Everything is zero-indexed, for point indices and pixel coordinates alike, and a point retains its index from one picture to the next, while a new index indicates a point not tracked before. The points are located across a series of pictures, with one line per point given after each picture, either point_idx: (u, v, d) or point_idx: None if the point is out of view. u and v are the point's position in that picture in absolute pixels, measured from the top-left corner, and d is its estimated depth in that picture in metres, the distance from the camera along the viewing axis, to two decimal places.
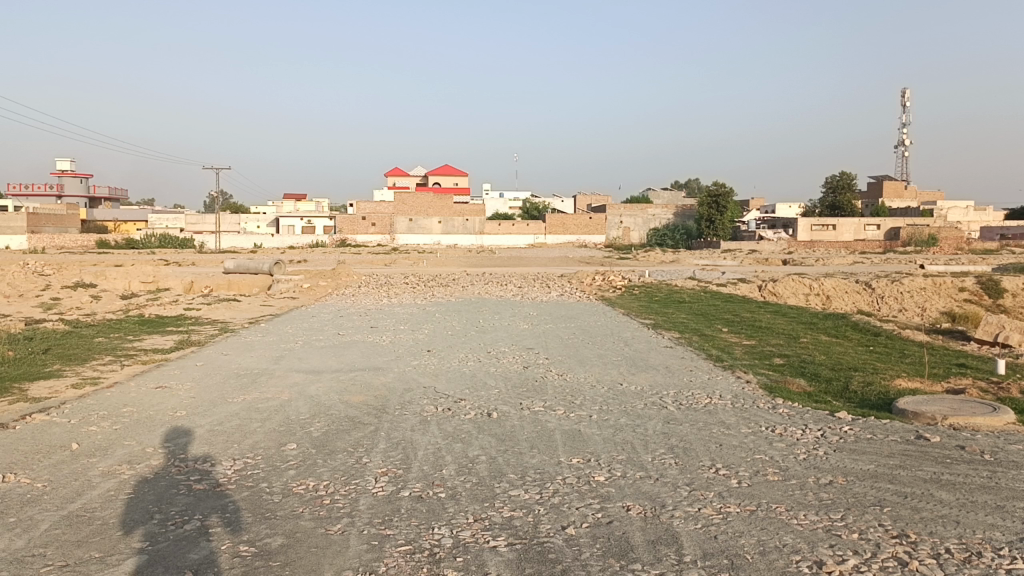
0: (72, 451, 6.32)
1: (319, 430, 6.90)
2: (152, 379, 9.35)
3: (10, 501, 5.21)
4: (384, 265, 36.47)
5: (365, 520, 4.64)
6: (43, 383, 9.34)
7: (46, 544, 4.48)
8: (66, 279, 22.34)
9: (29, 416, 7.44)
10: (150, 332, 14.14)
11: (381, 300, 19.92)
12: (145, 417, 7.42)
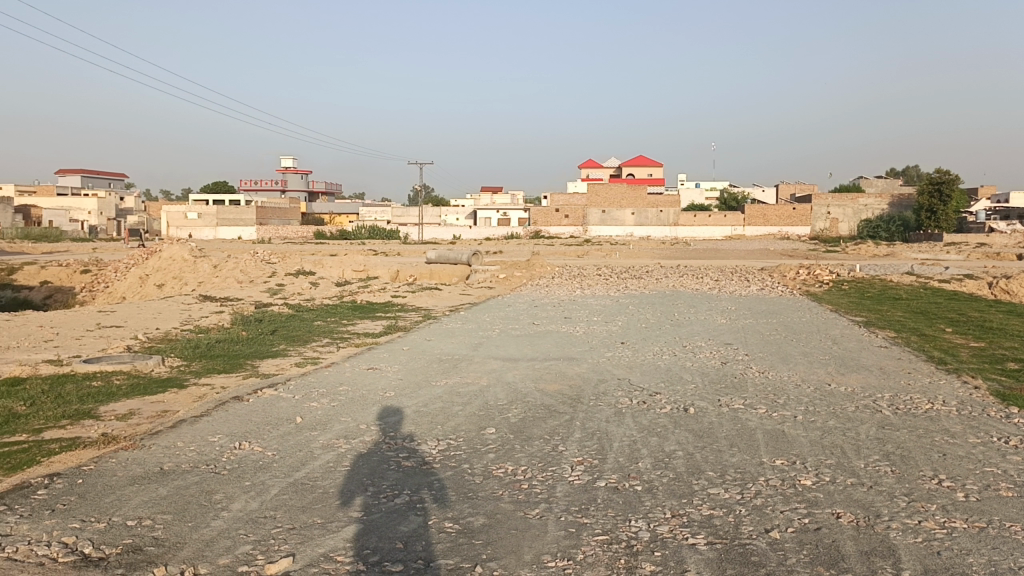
0: (296, 424, 6.92)
1: (517, 415, 7.09)
2: (364, 360, 10.02)
3: (246, 466, 5.80)
4: (578, 257, 36.84)
5: (562, 507, 4.71)
6: (272, 361, 10.30)
7: (276, 507, 4.93)
8: (289, 267, 24.48)
9: (260, 390, 8.24)
10: (362, 316, 15.16)
11: (576, 291, 20.08)
12: (358, 396, 7.96)
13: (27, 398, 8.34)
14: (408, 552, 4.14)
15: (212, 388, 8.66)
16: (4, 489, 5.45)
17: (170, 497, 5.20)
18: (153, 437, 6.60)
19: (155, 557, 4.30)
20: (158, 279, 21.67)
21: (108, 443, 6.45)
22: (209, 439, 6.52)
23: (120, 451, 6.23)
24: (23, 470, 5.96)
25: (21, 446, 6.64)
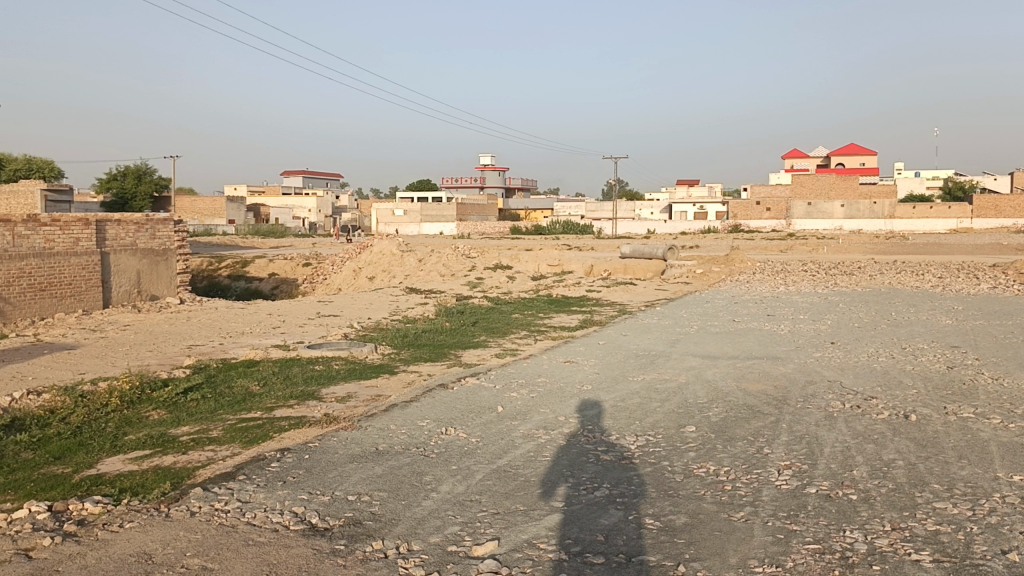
0: (498, 413, 7.16)
1: (718, 415, 6.91)
2: (561, 354, 10.17)
3: (452, 450, 6.08)
4: (782, 252, 35.24)
5: (769, 512, 4.54)
6: (474, 351, 10.72)
7: (481, 491, 5.14)
8: (488, 261, 25.33)
9: (464, 378, 8.62)
10: (558, 310, 15.39)
11: (779, 288, 19.20)
12: (556, 388, 8.10)
13: (261, 379, 9.24)
14: (609, 545, 4.17)
15: (419, 376, 9.16)
16: (244, 461, 6.09)
17: (385, 476, 5.56)
18: (368, 419, 7.09)
19: (374, 531, 4.62)
20: (369, 272, 23.27)
21: (330, 422, 7.02)
22: (418, 423, 6.91)
23: (340, 430, 6.75)
24: (258, 444, 6.62)
25: (257, 422, 7.38)
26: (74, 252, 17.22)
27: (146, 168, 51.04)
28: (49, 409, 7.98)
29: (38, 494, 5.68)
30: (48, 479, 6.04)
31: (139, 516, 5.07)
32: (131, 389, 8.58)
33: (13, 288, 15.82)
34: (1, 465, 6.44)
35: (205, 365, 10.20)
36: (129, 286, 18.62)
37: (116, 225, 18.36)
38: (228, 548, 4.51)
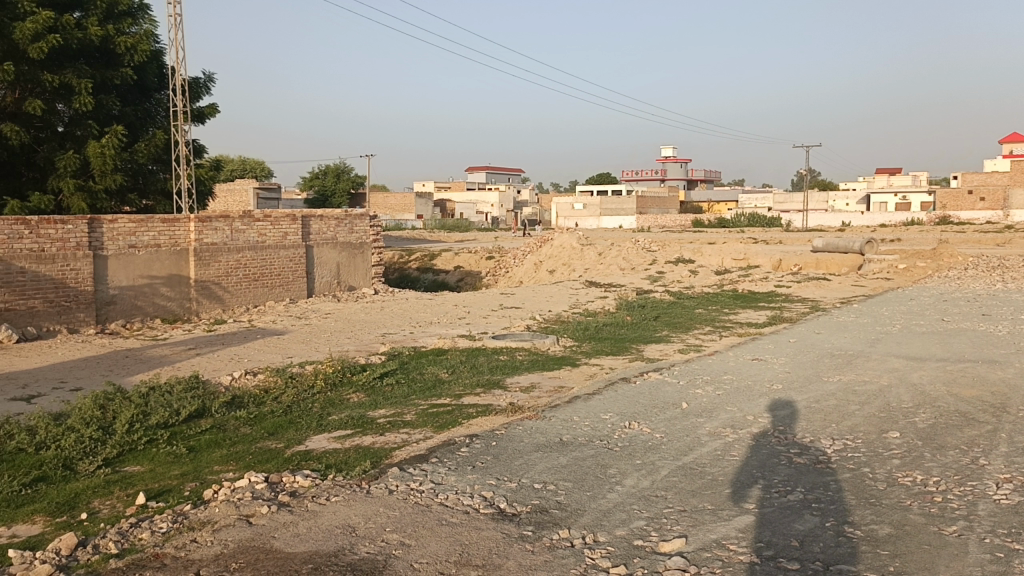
0: (683, 409, 7.06)
1: (925, 421, 6.43)
2: (748, 351, 9.84)
3: (637, 445, 6.06)
4: (998, 246, 32.14)
5: (986, 528, 4.18)
6: (656, 346, 10.61)
7: (666, 487, 5.09)
8: (670, 255, 24.91)
9: (647, 373, 8.56)
10: (745, 306, 14.89)
11: (996, 285, 17.50)
12: (744, 386, 7.85)
13: (449, 367, 9.65)
14: (805, 552, 4.01)
15: (601, 369, 9.19)
16: (436, 445, 6.38)
17: (570, 466, 5.64)
18: (552, 410, 7.21)
19: (560, 520, 4.71)
20: (550, 265, 23.71)
21: (515, 412, 7.20)
22: (601, 416, 6.94)
23: (525, 420, 6.91)
24: (449, 429, 6.92)
25: (447, 408, 7.71)
26: (283, 246, 18.75)
27: (344, 166, 54.51)
28: (263, 388, 8.76)
29: (255, 466, 6.26)
30: (264, 453, 6.63)
31: (343, 491, 5.45)
32: (333, 372, 9.23)
33: (229, 278, 17.62)
34: (225, 437, 7.15)
35: (398, 352, 10.78)
36: (330, 277, 20.01)
37: (319, 220, 19.74)
38: (424, 526, 4.75)
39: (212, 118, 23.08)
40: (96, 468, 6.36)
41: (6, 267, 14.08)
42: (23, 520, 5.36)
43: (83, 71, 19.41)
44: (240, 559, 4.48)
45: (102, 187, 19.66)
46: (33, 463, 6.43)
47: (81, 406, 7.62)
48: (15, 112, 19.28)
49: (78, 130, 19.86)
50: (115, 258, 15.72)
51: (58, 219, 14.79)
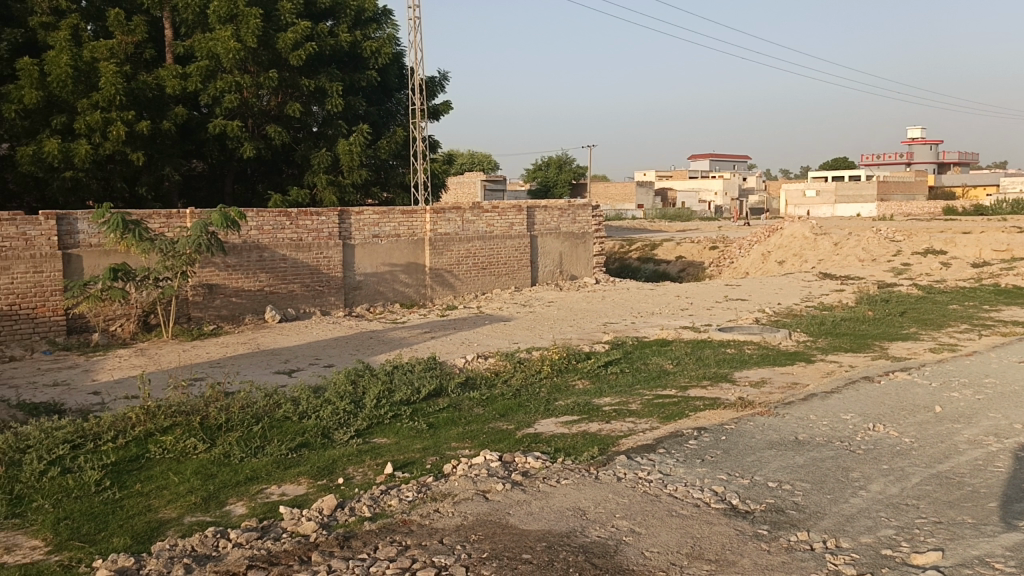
0: (936, 413, 6.49)
1: None
2: (1015, 352, 8.83)
3: (883, 449, 5.67)
4: None
5: None
6: (903, 344, 9.82)
7: (918, 496, 4.73)
8: (918, 245, 22.87)
9: (892, 372, 7.96)
10: (1010, 303, 13.35)
11: None
12: (1011, 392, 7.07)
13: (674, 358, 9.55)
14: None
15: (839, 367, 8.67)
16: (664, 436, 6.35)
17: (808, 467, 5.39)
18: (786, 407, 6.92)
19: (798, 521, 4.52)
20: (779, 257, 22.71)
21: (746, 407, 6.99)
22: (841, 416, 6.56)
23: (757, 415, 6.69)
24: (676, 420, 6.86)
25: (674, 399, 7.64)
26: (509, 236, 19.45)
27: (566, 157, 55.30)
28: (494, 371, 9.18)
29: (489, 445, 6.58)
30: (496, 433, 6.95)
31: (573, 475, 5.58)
32: (560, 359, 9.46)
33: (460, 266, 18.60)
34: (461, 416, 7.58)
35: (622, 341, 10.81)
36: (553, 266, 20.48)
37: (544, 210, 20.22)
38: (654, 516, 4.75)
39: (445, 114, 24.36)
40: (349, 438, 6.99)
41: (272, 254, 15.78)
42: (291, 480, 6.00)
43: (334, 75, 21.23)
44: (477, 531, 4.74)
45: (350, 181, 21.38)
46: (297, 430, 7.18)
47: (336, 380, 8.40)
48: (278, 114, 21.45)
49: (330, 129, 21.71)
50: (361, 247, 17.12)
51: (314, 211, 16.31)
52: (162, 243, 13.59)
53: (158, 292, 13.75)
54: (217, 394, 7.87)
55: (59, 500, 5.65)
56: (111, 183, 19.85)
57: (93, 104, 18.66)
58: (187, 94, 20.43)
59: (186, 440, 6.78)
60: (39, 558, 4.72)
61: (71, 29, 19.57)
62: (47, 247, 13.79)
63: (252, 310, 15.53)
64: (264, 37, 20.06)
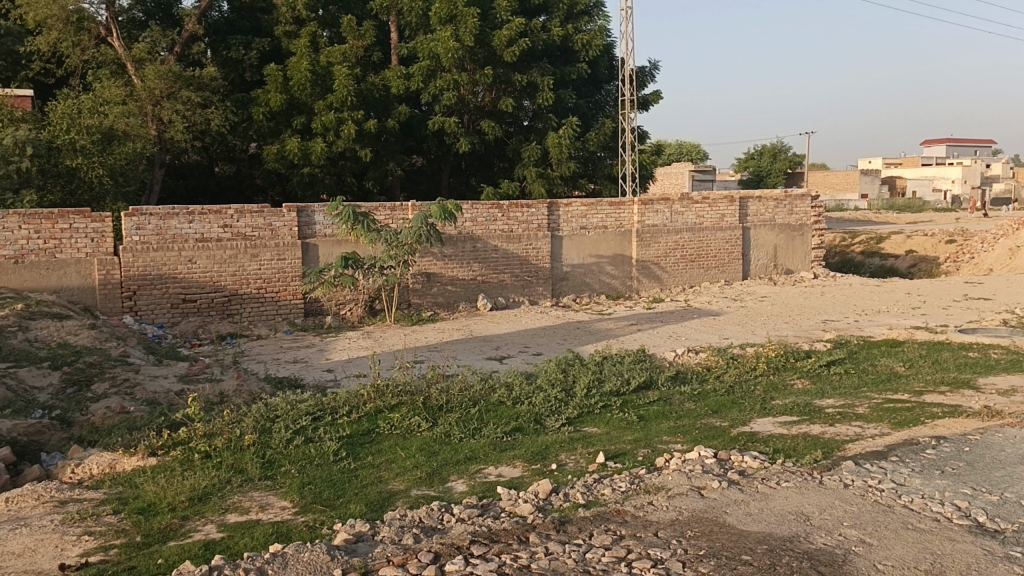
0: None
1: None
2: None
3: None
4: None
5: None
6: None
7: None
8: None
9: None
10: None
11: None
12: None
13: (906, 360, 8.86)
14: None
15: None
16: (896, 443, 5.95)
17: None
18: None
19: None
20: None
21: (992, 417, 6.37)
22: None
23: (1006, 427, 6.07)
24: (910, 427, 6.37)
25: (906, 404, 7.10)
26: (720, 227, 18.90)
27: (781, 145, 52.66)
28: (706, 366, 8.97)
29: (703, 441, 6.45)
30: (710, 429, 6.80)
31: (794, 478, 5.35)
32: (776, 356, 9.07)
33: (668, 258, 18.36)
34: (672, 410, 7.49)
35: (845, 340, 10.18)
36: (766, 260, 19.65)
37: (758, 201, 19.42)
38: (887, 527, 4.47)
39: (655, 104, 24.09)
40: (560, 425, 7.12)
41: (484, 245, 16.43)
42: (507, 463, 6.22)
43: (546, 69, 21.64)
44: (694, 528, 4.68)
45: (559, 174, 21.73)
46: (512, 414, 7.41)
47: (547, 368, 8.58)
48: (492, 110, 22.20)
49: (541, 122, 22.15)
50: (569, 238, 17.37)
51: (525, 204, 16.72)
52: (387, 233, 14.67)
53: (383, 279, 14.92)
54: (437, 376, 8.31)
55: (302, 466, 6.23)
56: (342, 177, 21.50)
57: (327, 105, 20.30)
58: (409, 93, 21.73)
59: (410, 418, 7.22)
60: (288, 517, 5.23)
61: (310, 36, 21.41)
62: (288, 237, 15.19)
63: (466, 298, 16.33)
64: (480, 35, 20.82)
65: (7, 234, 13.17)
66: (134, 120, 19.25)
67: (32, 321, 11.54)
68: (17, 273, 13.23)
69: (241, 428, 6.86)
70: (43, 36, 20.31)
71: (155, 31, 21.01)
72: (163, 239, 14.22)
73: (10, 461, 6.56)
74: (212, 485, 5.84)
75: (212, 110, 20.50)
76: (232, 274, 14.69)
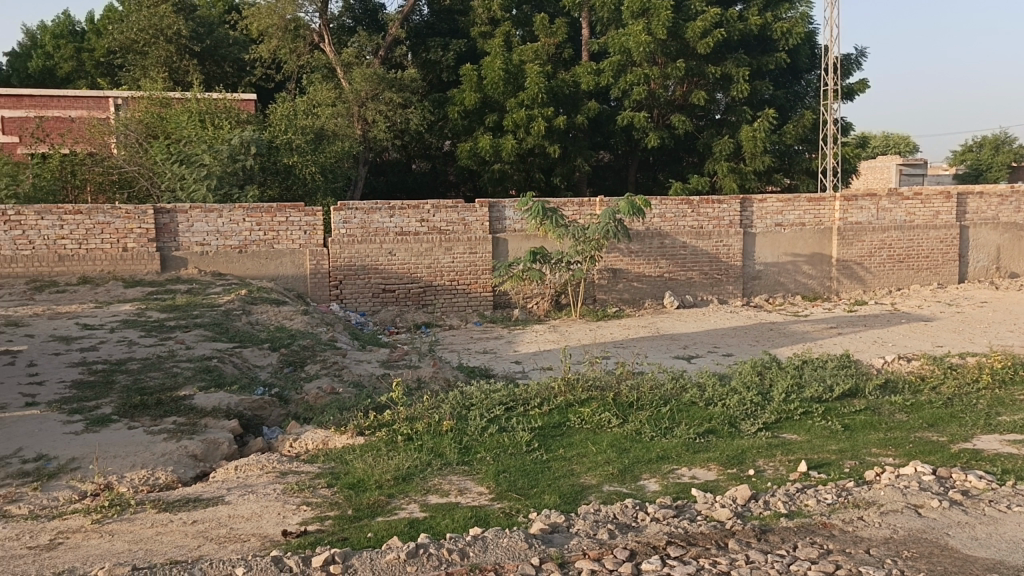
0: None
1: None
2: None
3: None
4: None
5: None
6: None
7: None
8: None
9: None
10: None
11: None
12: None
13: None
14: None
15: None
16: None
17: None
18: None
19: None
20: None
21: None
22: None
23: None
24: None
25: None
26: (934, 226, 17.43)
27: (1005, 136, 47.75)
28: (919, 376, 8.32)
29: (918, 456, 6.00)
30: (926, 444, 6.30)
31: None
32: (1003, 368, 8.26)
33: (872, 259, 17.21)
34: (881, 421, 7.00)
35: None
36: (987, 262, 17.93)
37: (979, 197, 17.73)
38: None
39: (861, 94, 22.62)
40: (758, 430, 6.85)
41: (672, 241, 16.14)
42: (701, 465, 6.07)
43: (742, 60, 20.88)
44: (911, 548, 4.38)
45: (752, 169, 20.94)
46: (705, 416, 7.20)
47: (742, 370, 8.27)
48: (682, 103, 21.74)
49: (734, 115, 21.42)
50: (762, 235, 16.70)
51: (716, 199, 16.23)
52: (575, 229, 14.80)
53: (570, 274, 15.07)
54: (626, 373, 8.26)
55: (497, 454, 6.40)
56: (531, 173, 21.90)
57: (519, 103, 20.71)
58: (599, 88, 21.75)
59: (601, 413, 7.20)
60: (485, 503, 5.40)
61: (505, 35, 21.97)
62: (480, 231, 15.66)
63: (652, 295, 16.18)
64: (673, 28, 20.44)
65: (233, 225, 14.51)
66: (342, 120, 20.60)
67: (253, 306, 12.67)
68: (241, 262, 14.56)
69: (439, 414, 7.16)
70: (266, 45, 22.22)
71: (362, 36, 22.33)
72: (366, 232, 15.12)
73: (238, 432, 7.22)
74: (414, 466, 6.13)
75: (412, 110, 21.55)
76: (427, 266, 15.38)
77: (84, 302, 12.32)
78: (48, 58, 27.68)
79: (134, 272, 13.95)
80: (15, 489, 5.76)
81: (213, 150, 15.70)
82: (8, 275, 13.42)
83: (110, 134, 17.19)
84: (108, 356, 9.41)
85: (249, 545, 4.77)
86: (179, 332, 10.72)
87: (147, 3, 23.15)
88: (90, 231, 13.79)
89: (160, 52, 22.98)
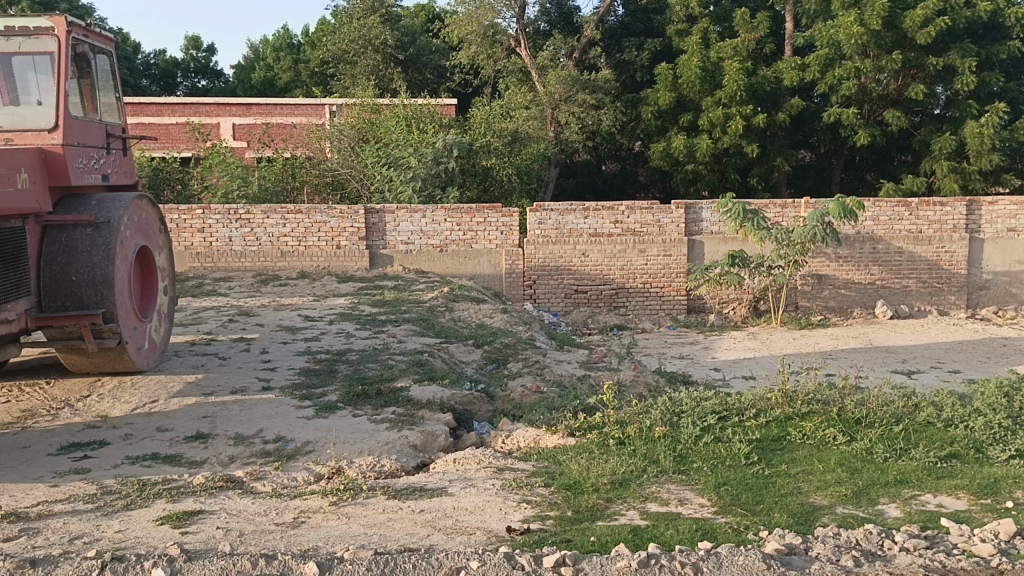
0: None
1: None
2: None
3: None
4: None
5: None
6: None
7: None
8: None
9: None
10: None
11: None
12: None
13: None
14: None
15: None
16: None
17: None
18: None
19: None
20: None
21: None
22: None
23: None
24: None
25: None
26: None
27: None
28: None
29: None
30: None
31: None
32: None
33: None
34: None
35: None
36: None
37: None
38: None
39: None
40: (1010, 458, 6.18)
41: (886, 246, 15.00)
42: (948, 492, 5.54)
43: (968, 49, 19.08)
44: None
45: (977, 168, 19.09)
46: (945, 438, 6.57)
47: (985, 391, 7.47)
48: (897, 98, 20.18)
49: (957, 110, 19.62)
50: (992, 241, 15.17)
51: (939, 201, 14.92)
52: (779, 232, 14.14)
53: (772, 278, 14.41)
54: (850, 388, 7.68)
55: (715, 465, 6.16)
56: (726, 174, 21.20)
57: (716, 101, 20.04)
58: (803, 84, 20.68)
59: (825, 429, 6.74)
60: (709, 516, 5.19)
61: (702, 33, 21.38)
62: (676, 233, 15.29)
63: (862, 304, 15.16)
64: (889, 18, 19.02)
65: (436, 225, 15.06)
66: (536, 123, 20.91)
67: (455, 303, 13.10)
68: (442, 260, 15.10)
69: (651, 419, 6.99)
70: (465, 50, 22.94)
71: (558, 39, 22.53)
72: (561, 233, 15.20)
73: (452, 425, 7.45)
74: (630, 471, 6.02)
75: (605, 111, 21.52)
76: (621, 267, 15.24)
77: (304, 296, 13.24)
78: (269, 69, 30.11)
79: (346, 268, 14.84)
80: (260, 468, 6.23)
81: (419, 154, 16.44)
82: (237, 268, 14.68)
83: (326, 138, 18.39)
84: (329, 346, 10.03)
85: (476, 539, 4.86)
86: (390, 326, 11.25)
87: (357, 15, 24.59)
88: (308, 229, 14.82)
89: (368, 62, 24.36)
